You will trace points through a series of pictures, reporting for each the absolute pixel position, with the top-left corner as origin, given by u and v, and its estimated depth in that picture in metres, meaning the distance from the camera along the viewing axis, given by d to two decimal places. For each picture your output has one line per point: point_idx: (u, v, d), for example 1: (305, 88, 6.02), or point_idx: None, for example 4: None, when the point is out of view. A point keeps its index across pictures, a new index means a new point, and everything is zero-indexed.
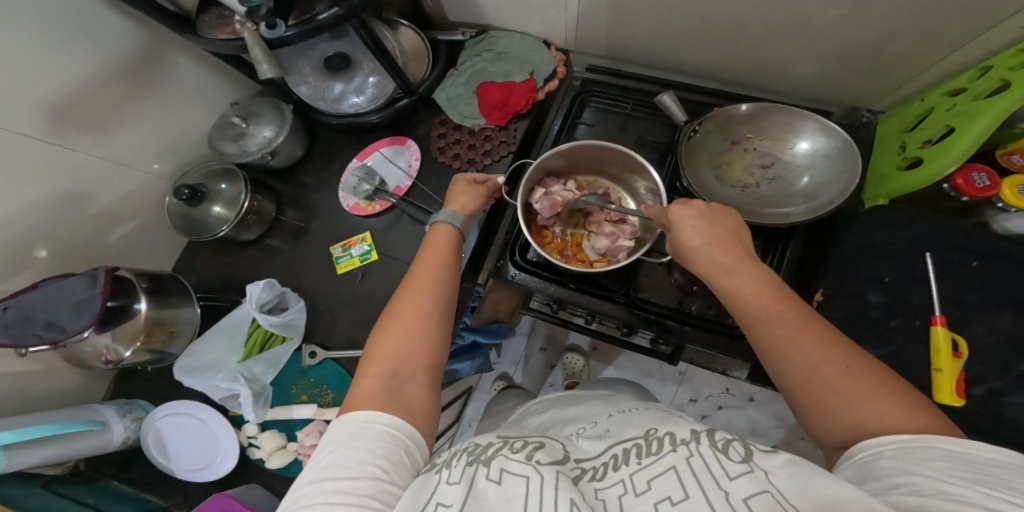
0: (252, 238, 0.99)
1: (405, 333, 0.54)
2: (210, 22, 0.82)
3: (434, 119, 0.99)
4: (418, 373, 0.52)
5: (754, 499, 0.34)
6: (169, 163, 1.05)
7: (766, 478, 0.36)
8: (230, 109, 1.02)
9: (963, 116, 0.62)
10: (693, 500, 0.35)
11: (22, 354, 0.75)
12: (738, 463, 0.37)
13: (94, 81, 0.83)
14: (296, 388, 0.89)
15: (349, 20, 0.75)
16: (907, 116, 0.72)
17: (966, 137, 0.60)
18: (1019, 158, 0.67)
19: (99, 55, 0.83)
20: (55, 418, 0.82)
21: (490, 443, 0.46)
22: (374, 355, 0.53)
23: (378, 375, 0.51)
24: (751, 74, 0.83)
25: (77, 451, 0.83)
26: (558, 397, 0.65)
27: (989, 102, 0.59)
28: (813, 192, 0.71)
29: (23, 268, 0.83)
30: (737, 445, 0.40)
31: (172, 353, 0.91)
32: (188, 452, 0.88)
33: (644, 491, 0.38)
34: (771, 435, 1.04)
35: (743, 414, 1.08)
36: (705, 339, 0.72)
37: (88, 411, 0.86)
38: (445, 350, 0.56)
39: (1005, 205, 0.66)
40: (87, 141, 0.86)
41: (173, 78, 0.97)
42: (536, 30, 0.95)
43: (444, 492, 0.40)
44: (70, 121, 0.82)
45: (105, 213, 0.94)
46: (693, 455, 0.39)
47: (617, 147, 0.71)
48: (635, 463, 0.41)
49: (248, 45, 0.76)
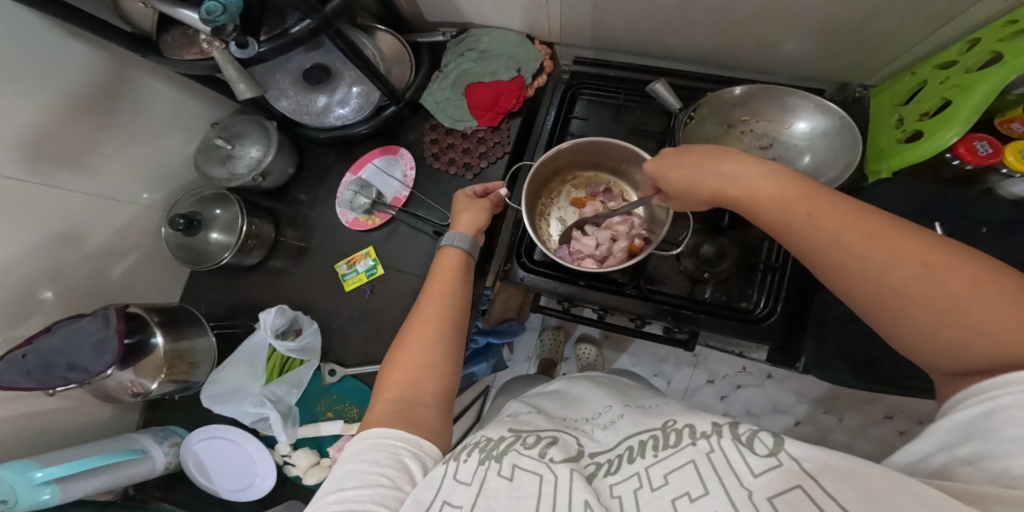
0: (255, 261, 0.99)
1: (417, 362, 0.55)
2: (174, 42, 0.78)
3: (424, 124, 0.98)
4: (430, 397, 0.53)
5: (780, 496, 0.32)
6: (158, 191, 1.03)
7: (800, 468, 0.33)
8: (212, 131, 1.00)
9: (956, 88, 0.62)
10: (712, 496, 0.34)
11: (50, 394, 0.75)
12: (764, 456, 0.35)
13: (68, 114, 0.81)
14: (321, 406, 0.90)
15: (324, 31, 0.72)
16: (899, 90, 0.72)
17: (962, 112, 0.59)
18: (1020, 125, 0.65)
19: (69, 85, 0.80)
20: (100, 449, 0.85)
21: (501, 437, 0.47)
22: (386, 382, 0.54)
23: (388, 402, 0.52)
24: (740, 55, 0.81)
25: (126, 478, 0.86)
26: (579, 378, 0.68)
27: (981, 75, 0.59)
28: (814, 171, 0.72)
29: (32, 311, 0.83)
30: (765, 435, 0.37)
31: (196, 381, 0.92)
32: (228, 474, 0.90)
33: (660, 486, 0.37)
34: (793, 411, 1.07)
35: (761, 391, 1.10)
36: (720, 325, 0.73)
37: (126, 441, 0.88)
38: (457, 376, 0.57)
39: (1010, 170, 0.64)
40: (69, 176, 0.84)
41: (148, 103, 0.94)
42: (517, 25, 0.92)
43: (452, 489, 0.41)
44: (47, 158, 0.80)
45: (103, 248, 0.93)
46: (714, 450, 0.37)
47: (626, 146, 0.71)
48: (651, 456, 0.40)
49: (220, 65, 0.70)
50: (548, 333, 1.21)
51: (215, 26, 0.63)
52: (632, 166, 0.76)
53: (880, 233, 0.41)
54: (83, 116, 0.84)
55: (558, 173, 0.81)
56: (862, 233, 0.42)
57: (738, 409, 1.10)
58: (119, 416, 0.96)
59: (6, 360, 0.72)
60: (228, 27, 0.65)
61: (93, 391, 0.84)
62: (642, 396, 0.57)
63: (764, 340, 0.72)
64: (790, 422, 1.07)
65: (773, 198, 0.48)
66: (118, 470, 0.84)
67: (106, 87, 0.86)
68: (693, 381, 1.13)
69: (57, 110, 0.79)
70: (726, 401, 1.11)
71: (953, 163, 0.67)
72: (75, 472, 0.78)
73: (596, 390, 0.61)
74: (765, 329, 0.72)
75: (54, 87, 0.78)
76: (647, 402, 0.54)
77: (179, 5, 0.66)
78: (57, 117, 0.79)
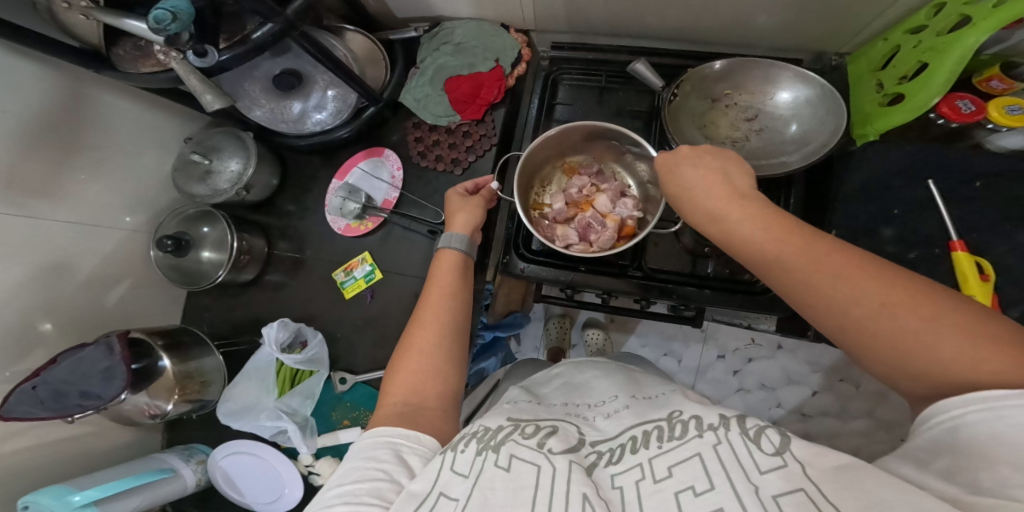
0: (251, 277, 0.98)
1: (420, 369, 0.56)
2: (126, 56, 0.74)
3: (406, 122, 0.96)
4: (432, 401, 0.54)
5: (785, 495, 0.33)
6: (140, 213, 1.01)
7: (802, 473, 0.34)
8: (186, 147, 0.98)
9: (930, 51, 0.62)
10: (717, 490, 0.35)
11: (69, 421, 0.75)
12: (770, 455, 0.36)
13: (35, 142, 0.78)
14: (336, 414, 0.92)
15: (287, 35, 0.69)
16: (872, 56, 0.73)
17: (941, 68, 0.59)
18: (999, 83, 0.66)
19: (32, 110, 0.77)
20: (131, 471, 0.86)
21: (500, 428, 0.48)
22: (389, 388, 0.55)
23: (393, 406, 0.53)
24: (716, 30, 0.81)
25: (162, 496, 0.87)
26: (583, 361, 0.70)
27: (954, 35, 0.59)
28: (804, 138, 0.73)
29: (35, 345, 0.82)
30: (772, 433, 0.39)
31: (210, 400, 0.93)
32: (257, 487, 0.92)
33: (664, 479, 0.38)
34: (808, 380, 1.11)
35: (774, 363, 1.14)
36: (728, 298, 0.75)
37: (156, 461, 0.89)
38: (461, 382, 0.58)
39: (995, 125, 0.66)
40: (45, 205, 0.82)
41: (116, 124, 0.92)
42: (491, 15, 0.91)
43: (449, 482, 0.42)
44: (21, 188, 0.77)
45: (94, 276, 0.91)
46: (722, 442, 0.39)
47: (614, 127, 0.71)
48: (656, 448, 0.42)
49: (181, 76, 0.68)
50: (553, 321, 1.22)
51: (166, 34, 0.60)
52: (624, 150, 0.77)
53: (852, 266, 0.40)
54: (48, 142, 0.81)
55: (550, 158, 0.80)
56: (833, 268, 0.41)
57: (752, 381, 1.14)
58: (137, 440, 0.97)
59: (15, 393, 0.70)
60: (182, 34, 0.61)
61: (108, 414, 0.84)
62: (647, 386, 0.59)
63: (768, 309, 0.74)
64: (807, 392, 1.10)
65: (752, 240, 0.47)
66: (152, 489, 0.84)
67: (67, 109, 0.82)
68: (705, 357, 1.17)
69: (23, 139, 0.76)
70: (739, 375, 1.15)
71: (938, 121, 0.70)
72: (111, 494, 0.79)
73: (603, 379, 0.62)
74: (774, 298, 0.74)
75: (16, 115, 0.75)
76: (652, 393, 0.55)
77: (124, 16, 0.64)
78: (24, 146, 0.77)
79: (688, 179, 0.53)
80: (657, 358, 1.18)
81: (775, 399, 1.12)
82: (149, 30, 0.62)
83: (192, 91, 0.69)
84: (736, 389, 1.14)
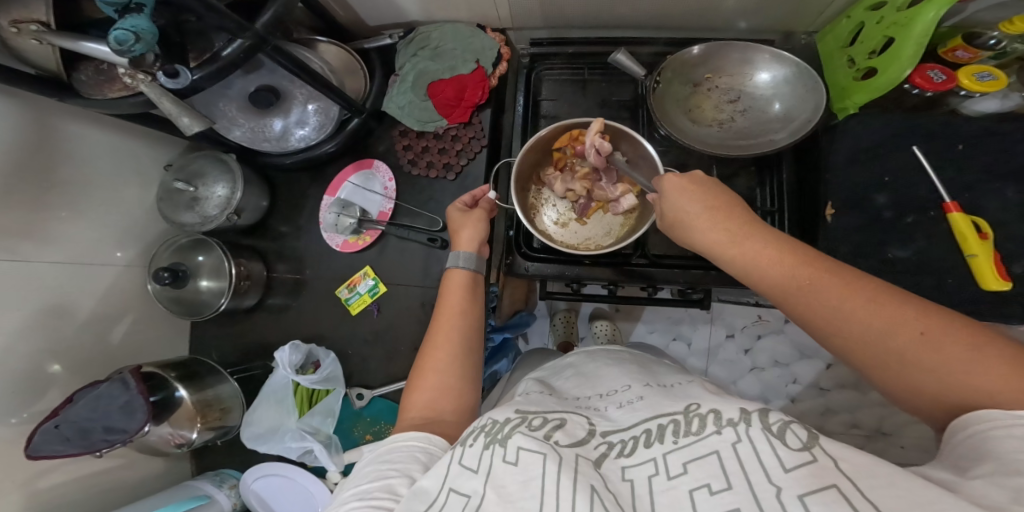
0: (254, 302, 0.98)
1: (437, 386, 0.57)
2: (90, 82, 0.71)
3: (392, 131, 0.96)
4: (448, 414, 0.56)
5: (812, 494, 0.32)
6: (131, 247, 0.99)
7: (836, 468, 0.33)
8: (167, 174, 0.95)
9: (895, 25, 0.62)
10: (735, 491, 0.35)
11: (97, 457, 0.76)
12: (797, 450, 0.35)
13: (11, 183, 0.76)
14: (358, 430, 0.95)
15: (259, 50, 0.66)
16: (838, 33, 0.73)
17: (908, 47, 0.60)
18: (964, 53, 0.67)
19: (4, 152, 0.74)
20: (184, 493, 0.91)
21: (507, 420, 0.47)
22: (409, 403, 0.57)
23: (410, 419, 0.55)
24: (691, 17, 0.81)
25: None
26: (594, 349, 0.70)
27: (916, 8, 0.59)
28: (788, 115, 0.74)
29: (46, 388, 0.82)
30: (797, 428, 0.38)
31: (233, 425, 0.95)
32: (291, 507, 0.94)
33: (678, 475, 0.38)
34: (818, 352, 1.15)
35: (783, 337, 1.17)
36: (731, 277, 0.77)
37: (192, 488, 0.92)
38: (475, 396, 0.59)
39: (970, 92, 0.67)
40: (31, 246, 0.80)
41: (92, 156, 0.89)
42: (466, 16, 0.90)
43: (457, 476, 0.42)
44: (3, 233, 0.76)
45: (95, 313, 0.91)
46: (742, 440, 0.38)
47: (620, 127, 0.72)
48: (670, 443, 0.41)
49: (153, 100, 0.64)
50: (559, 316, 1.24)
51: (133, 56, 0.56)
52: (617, 142, 0.76)
53: (868, 289, 0.43)
54: (25, 183, 0.78)
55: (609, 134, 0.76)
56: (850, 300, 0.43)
57: (765, 359, 1.18)
58: (166, 471, 0.98)
59: (38, 433, 0.70)
60: (146, 55, 0.58)
61: (136, 447, 0.85)
62: (657, 375, 0.60)
63: None
64: (821, 366, 1.14)
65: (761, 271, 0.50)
66: None
67: (41, 145, 0.80)
68: (714, 338, 1.20)
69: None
70: (751, 353, 1.18)
71: (912, 92, 0.71)
72: None
73: (615, 368, 0.62)
74: None
75: None
76: (670, 381, 0.56)
77: (82, 38, 0.61)
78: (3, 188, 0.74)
79: (704, 200, 0.57)
80: (667, 342, 1.21)
81: (789, 375, 1.16)
82: (113, 53, 0.59)
83: (166, 115, 0.66)
84: (750, 367, 1.18)
